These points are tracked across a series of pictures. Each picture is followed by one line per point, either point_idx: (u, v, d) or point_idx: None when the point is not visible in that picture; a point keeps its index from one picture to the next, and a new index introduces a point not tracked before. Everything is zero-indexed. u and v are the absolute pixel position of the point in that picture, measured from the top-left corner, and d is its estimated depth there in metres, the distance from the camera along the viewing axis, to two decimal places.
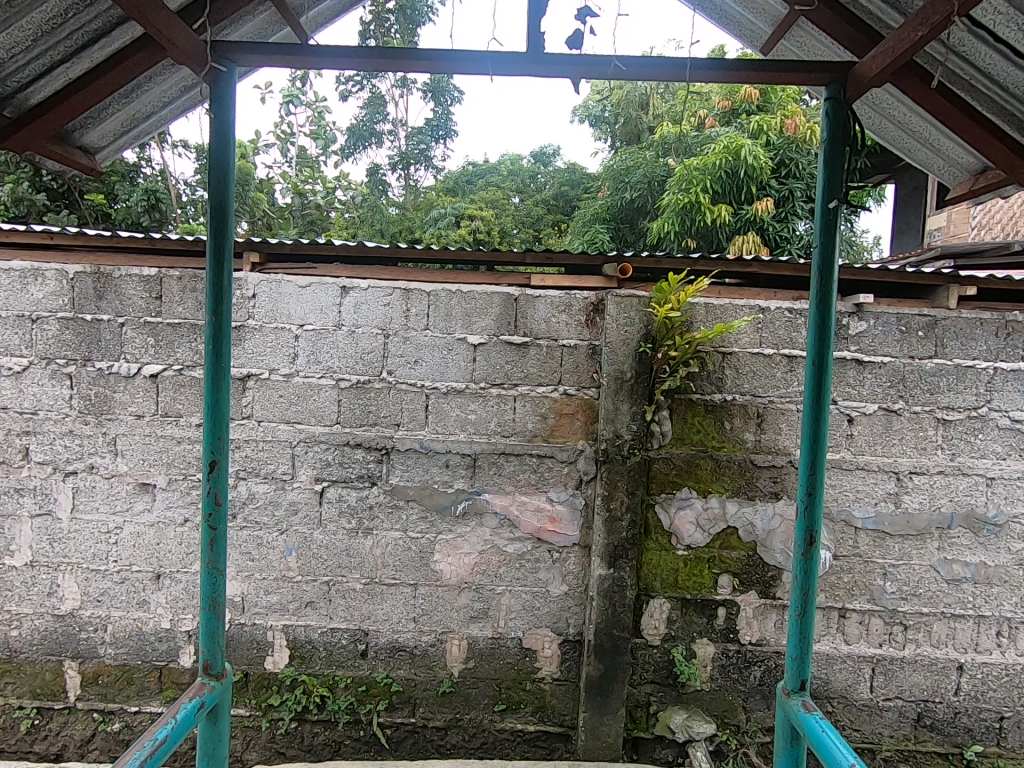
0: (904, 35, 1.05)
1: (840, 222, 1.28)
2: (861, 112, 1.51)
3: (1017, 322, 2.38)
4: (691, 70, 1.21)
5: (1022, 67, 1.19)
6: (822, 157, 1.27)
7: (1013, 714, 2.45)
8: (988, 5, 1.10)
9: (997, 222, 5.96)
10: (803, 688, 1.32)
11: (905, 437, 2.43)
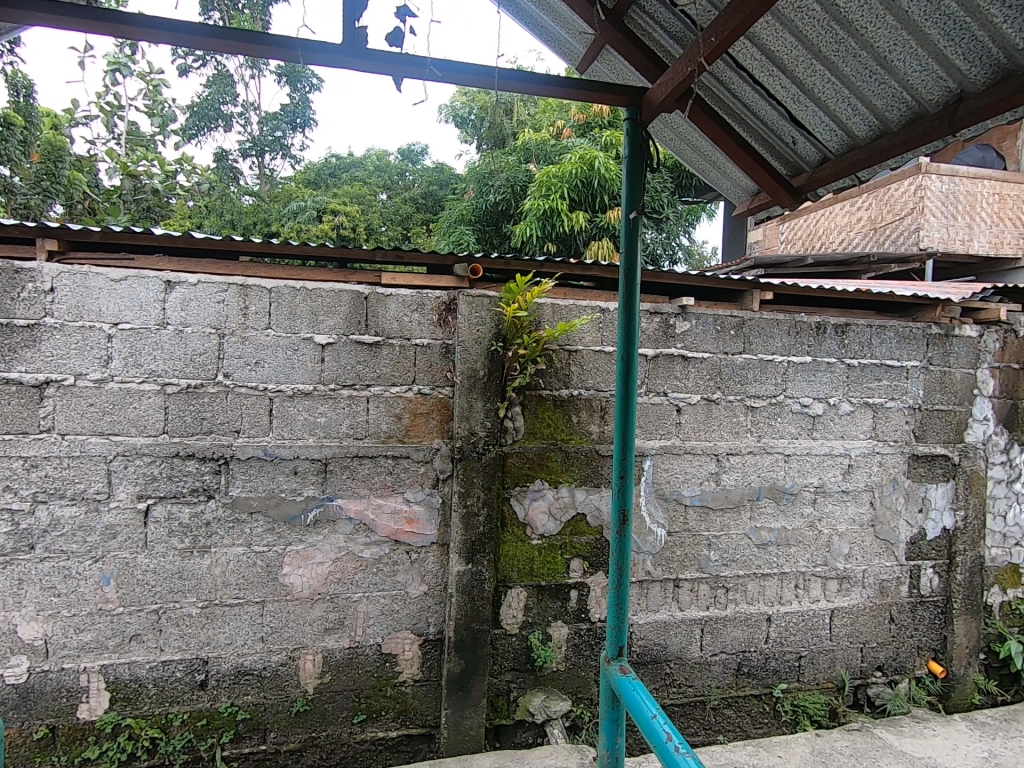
0: (678, 70, 1.19)
1: (641, 231, 1.42)
2: (662, 130, 1.72)
3: (802, 322, 2.83)
4: (498, 79, 1.26)
5: (775, 105, 1.42)
6: (626, 171, 1.39)
7: (808, 653, 2.91)
8: (747, 51, 1.31)
9: (799, 238, 7.13)
10: (621, 654, 1.45)
11: (722, 423, 2.77)
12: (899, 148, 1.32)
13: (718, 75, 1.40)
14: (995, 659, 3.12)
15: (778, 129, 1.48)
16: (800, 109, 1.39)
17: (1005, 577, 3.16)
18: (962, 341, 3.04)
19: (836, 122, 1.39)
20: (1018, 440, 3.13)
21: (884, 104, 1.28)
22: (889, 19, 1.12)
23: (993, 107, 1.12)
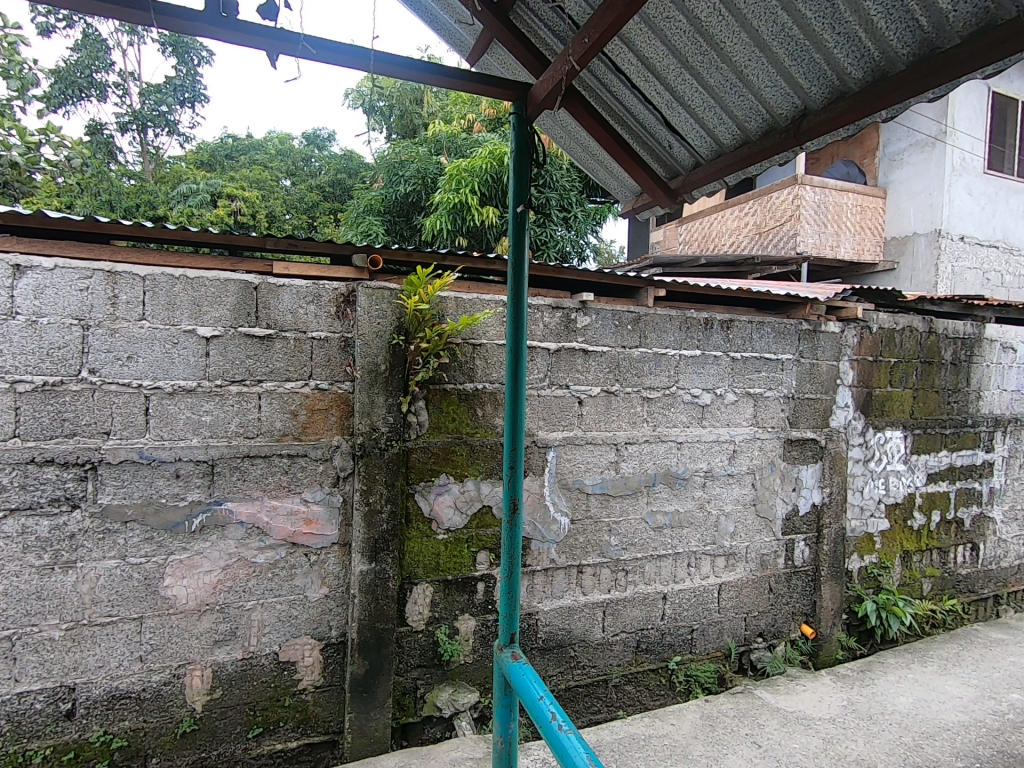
0: (558, 68, 1.21)
1: (528, 224, 1.44)
2: (550, 127, 1.74)
3: (693, 318, 3.03)
4: (375, 62, 1.23)
5: (652, 111, 1.50)
6: (513, 166, 1.40)
7: (699, 626, 3.13)
8: (624, 56, 1.37)
9: (695, 239, 7.59)
10: (513, 641, 1.47)
11: (621, 413, 2.90)
12: (758, 156, 1.44)
13: (600, 76, 1.45)
14: (854, 618, 3.53)
15: (654, 134, 1.57)
16: (674, 115, 1.48)
17: (862, 545, 3.57)
18: (828, 336, 3.38)
19: (705, 130, 1.48)
20: (872, 424, 3.54)
21: (744, 115, 1.39)
22: (746, 36, 1.21)
23: (832, 121, 1.25)
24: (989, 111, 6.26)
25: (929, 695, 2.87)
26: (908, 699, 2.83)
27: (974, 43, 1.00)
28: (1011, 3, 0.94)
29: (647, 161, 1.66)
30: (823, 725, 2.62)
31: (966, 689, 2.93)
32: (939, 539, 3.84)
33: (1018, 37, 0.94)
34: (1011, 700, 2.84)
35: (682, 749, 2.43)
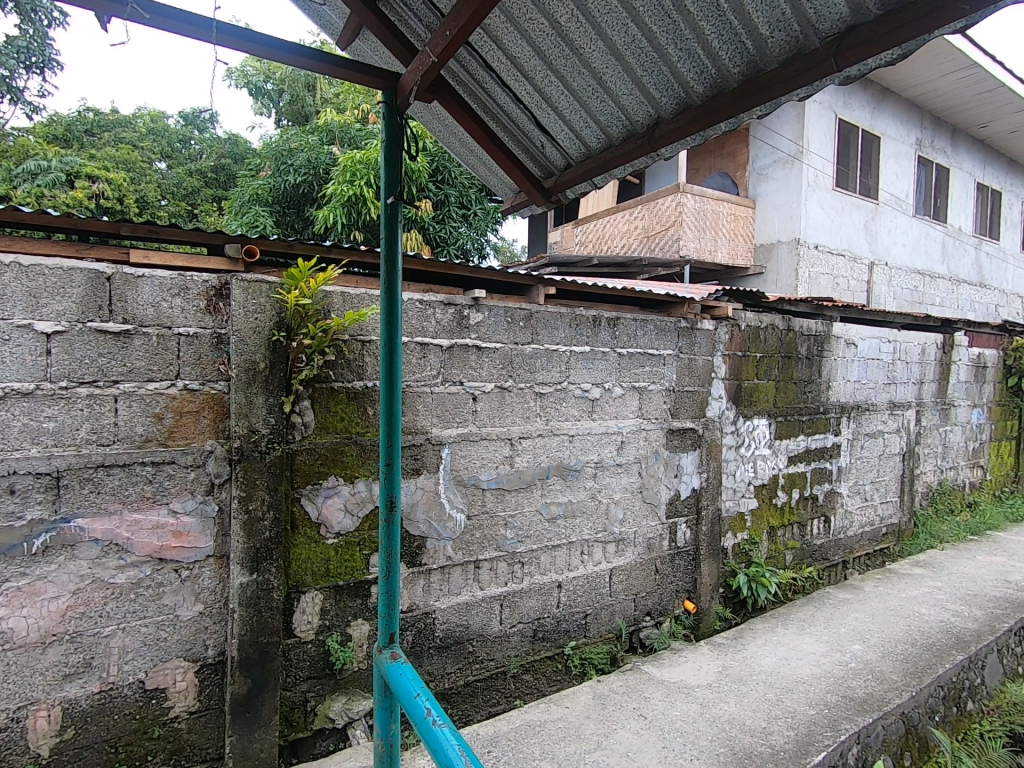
0: (422, 60, 1.20)
1: (400, 217, 1.41)
2: (426, 117, 1.74)
3: (582, 315, 3.15)
4: (219, 33, 1.14)
5: (523, 110, 1.55)
6: (384, 156, 1.38)
7: (592, 611, 3.27)
8: (493, 55, 1.39)
9: (590, 240, 7.93)
10: (392, 641, 1.44)
11: (514, 409, 2.95)
12: (620, 159, 1.54)
13: (471, 72, 1.47)
14: (729, 590, 3.86)
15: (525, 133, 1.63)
16: (544, 117, 1.54)
17: (735, 523, 3.92)
18: (703, 334, 3.67)
19: (573, 132, 1.56)
20: (742, 413, 3.90)
21: (606, 120, 1.47)
22: (601, 47, 1.27)
23: (680, 131, 1.36)
24: (836, 135, 7.09)
25: (789, 654, 3.22)
26: (772, 660, 3.15)
27: (789, 67, 1.12)
28: (816, 35, 1.07)
29: (523, 159, 1.72)
30: (701, 691, 2.84)
31: (818, 645, 3.31)
32: (799, 513, 4.31)
33: (819, 67, 1.08)
34: (854, 650, 3.25)
35: (574, 729, 2.53)
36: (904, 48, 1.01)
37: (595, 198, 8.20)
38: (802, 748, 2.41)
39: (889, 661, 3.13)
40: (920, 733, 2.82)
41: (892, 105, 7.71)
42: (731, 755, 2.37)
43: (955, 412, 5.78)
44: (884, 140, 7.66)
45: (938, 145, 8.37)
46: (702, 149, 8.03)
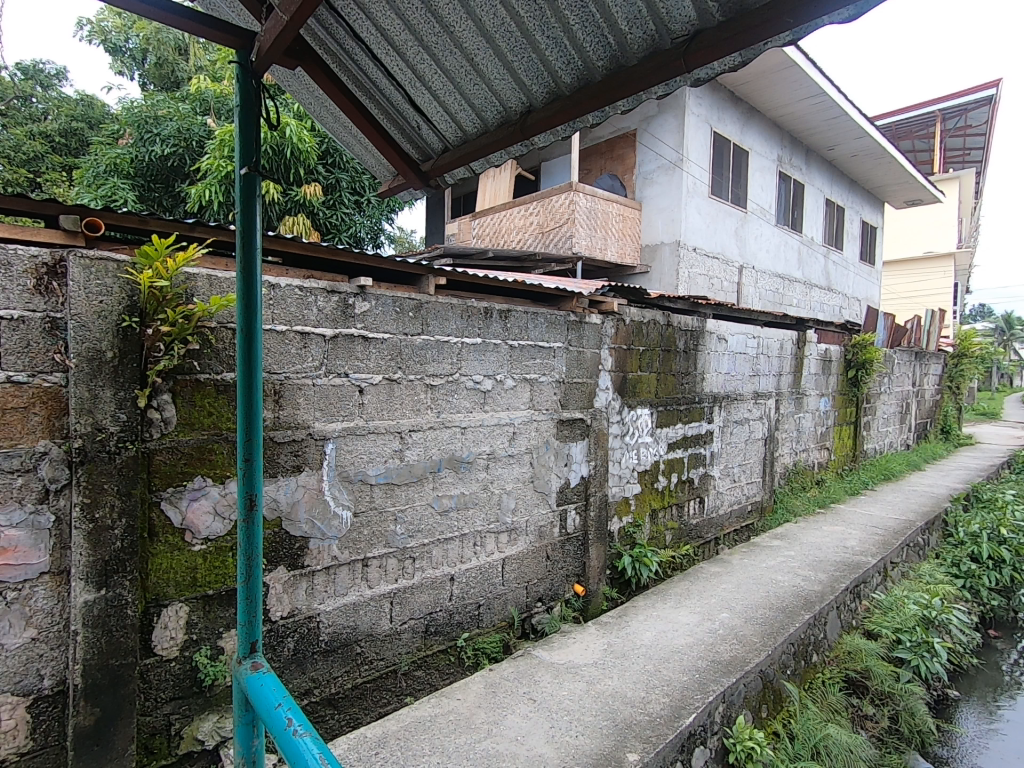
0: (277, 20, 1.12)
1: (259, 192, 1.30)
2: (292, 82, 1.64)
3: (473, 307, 3.14)
4: None
5: (396, 87, 1.52)
6: (238, 123, 1.26)
7: (485, 601, 3.29)
8: (362, 24, 1.33)
9: (487, 233, 7.98)
10: (254, 650, 1.33)
11: (404, 401, 2.88)
12: (494, 146, 1.57)
13: (339, 39, 1.40)
14: (615, 571, 4.08)
15: (399, 111, 1.61)
16: (418, 95, 1.52)
17: (620, 507, 4.13)
18: (591, 327, 3.82)
19: (449, 114, 1.56)
20: (627, 403, 4.11)
21: (481, 104, 1.48)
22: (471, 28, 1.27)
23: (549, 121, 1.40)
24: (711, 146, 7.68)
25: (666, 626, 3.46)
26: (651, 633, 3.37)
27: (646, 66, 1.18)
28: (668, 35, 1.12)
29: (399, 139, 1.71)
30: (587, 670, 2.96)
31: (692, 616, 3.59)
32: (677, 495, 4.64)
33: (671, 66, 1.14)
34: (722, 618, 3.56)
35: (465, 720, 2.53)
36: (742, 55, 1.10)
37: (492, 192, 8.24)
38: (675, 712, 2.60)
39: (750, 624, 3.48)
40: (774, 687, 3.16)
41: (759, 123, 8.49)
42: (613, 727, 2.49)
43: (807, 400, 6.53)
44: (752, 154, 8.43)
45: (796, 162, 9.36)
46: (593, 151, 8.35)
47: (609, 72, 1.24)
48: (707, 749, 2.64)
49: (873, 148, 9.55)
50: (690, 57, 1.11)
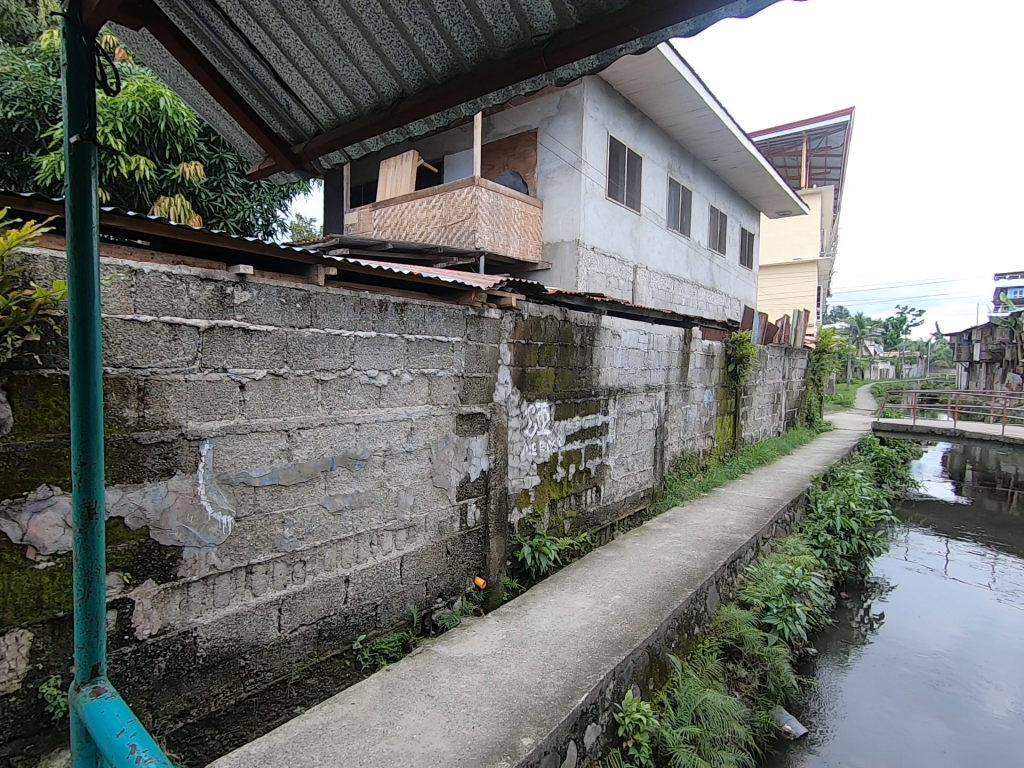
0: None
1: (94, 162, 1.16)
2: (134, 39, 1.51)
3: (366, 299, 3.04)
4: None
5: (258, 59, 1.48)
6: (65, 82, 1.12)
7: (383, 601, 3.21)
8: None
9: (388, 225, 7.80)
10: (96, 675, 1.21)
11: (291, 398, 2.73)
12: (369, 129, 1.58)
13: (194, 5, 1.33)
14: (515, 562, 4.16)
15: (265, 86, 1.57)
16: (284, 71, 1.48)
17: (520, 499, 4.21)
18: (490, 322, 3.84)
19: (319, 94, 1.54)
20: (526, 397, 4.19)
21: (352, 85, 1.47)
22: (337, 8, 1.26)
23: (421, 109, 1.43)
24: (608, 150, 8.00)
25: (563, 611, 3.58)
26: (549, 619, 3.47)
27: (511, 61, 1.22)
28: (531, 33, 1.16)
29: (269, 116, 1.67)
30: (485, 661, 2.99)
31: (587, 600, 3.75)
32: (574, 485, 4.81)
33: (534, 64, 1.19)
34: (614, 600, 3.75)
35: (359, 724, 2.46)
36: (598, 58, 1.20)
37: (393, 182, 8.04)
38: (568, 694, 2.70)
39: (639, 604, 3.70)
40: (660, 660, 3.38)
41: (652, 130, 8.98)
42: (509, 713, 2.55)
43: (693, 392, 7.03)
44: (645, 160, 8.90)
45: (684, 170, 10.01)
46: (496, 148, 8.41)
47: (478, 64, 1.27)
48: (599, 725, 2.78)
49: (749, 161, 10.45)
50: (549, 57, 1.16)
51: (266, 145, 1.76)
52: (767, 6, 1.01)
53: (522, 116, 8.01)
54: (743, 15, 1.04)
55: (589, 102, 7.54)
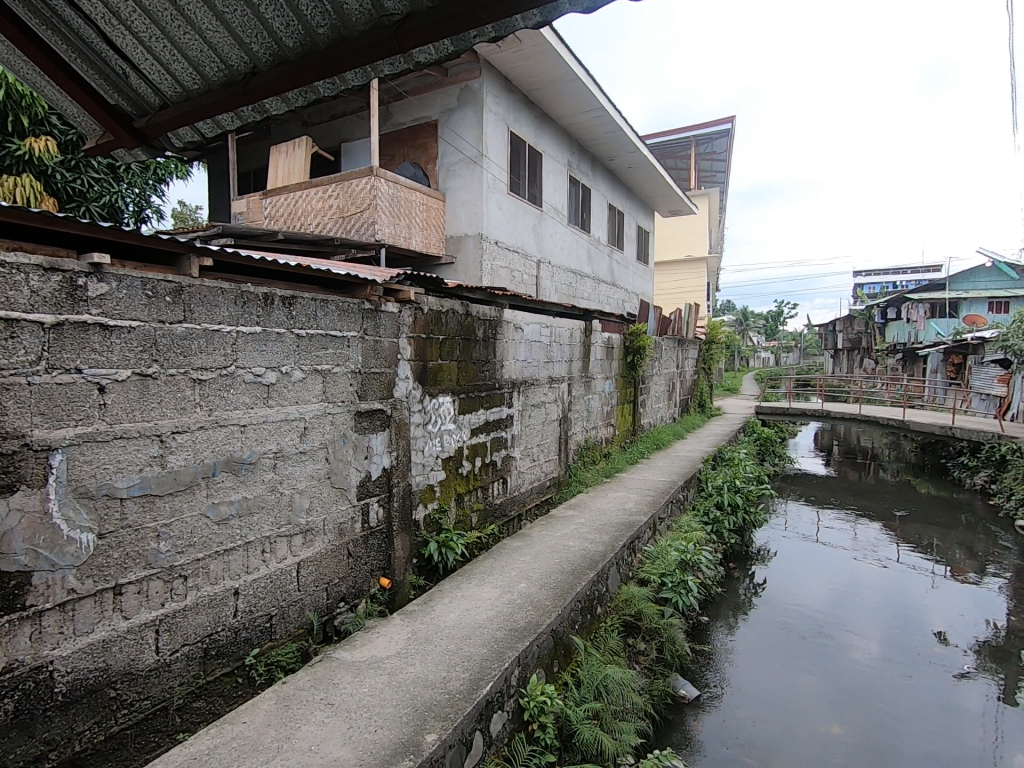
0: None
1: None
2: None
3: (248, 292, 2.85)
4: None
5: (86, 22, 1.44)
6: None
7: (278, 610, 3.04)
8: None
9: (281, 216, 7.37)
10: None
11: (163, 399, 2.50)
12: (221, 102, 1.60)
13: None
14: (422, 560, 4.11)
15: (97, 50, 1.53)
16: (115, 34, 1.47)
17: (425, 495, 4.16)
18: (387, 316, 3.74)
19: (161, 65, 1.53)
20: (427, 391, 4.14)
21: (198, 57, 1.48)
22: None
23: (275, 84, 1.48)
24: (509, 145, 8.08)
25: (469, 604, 3.60)
26: (455, 613, 3.47)
27: (363, 39, 1.30)
28: (383, 13, 1.25)
29: (105, 84, 1.63)
30: (389, 662, 2.93)
31: (494, 590, 3.79)
32: (481, 478, 4.83)
33: (386, 43, 1.29)
34: (520, 588, 3.82)
35: (252, 742, 2.32)
36: (452, 42, 1.37)
37: (284, 169, 7.60)
38: (473, 685, 2.71)
39: (544, 590, 3.79)
40: (565, 643, 3.49)
41: (551, 128, 9.18)
42: (413, 712, 2.51)
43: (595, 383, 7.32)
44: (545, 157, 9.08)
45: (583, 168, 10.34)
46: (395, 138, 8.21)
47: (332, 41, 1.34)
48: (504, 712, 2.82)
49: (642, 161, 11.01)
50: (400, 38, 1.26)
51: (101, 112, 1.71)
52: (604, 5, 1.19)
53: (422, 107, 7.88)
54: (585, 11, 1.21)
55: (489, 97, 7.55)
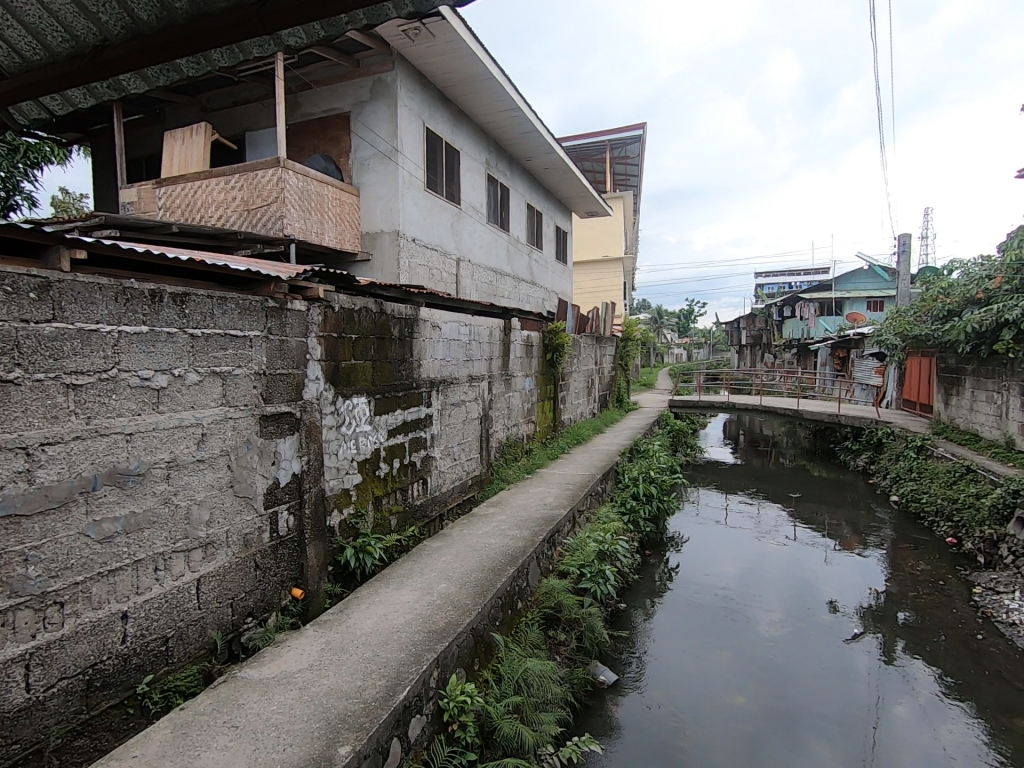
0: None
1: None
2: None
3: (132, 289, 2.62)
4: None
5: None
6: None
7: (175, 632, 2.83)
8: None
9: (178, 207, 6.85)
10: None
11: (29, 408, 2.24)
12: (68, 76, 1.47)
13: None
14: (338, 567, 3.97)
15: None
16: None
17: (340, 500, 4.02)
18: (294, 314, 3.57)
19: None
20: (340, 392, 4.00)
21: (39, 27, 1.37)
22: None
23: (128, 59, 1.38)
24: (425, 141, 7.97)
25: (387, 608, 3.52)
26: (372, 619, 3.38)
27: (223, 17, 1.24)
28: None
29: None
30: (300, 676, 2.80)
31: (413, 593, 3.73)
32: (399, 480, 4.74)
33: (249, 22, 1.22)
34: (440, 589, 3.78)
35: None
36: (322, 27, 1.40)
37: (181, 157, 7.07)
38: (389, 691, 2.65)
39: (464, 589, 3.78)
40: (484, 640, 3.50)
41: (468, 126, 9.15)
42: (325, 725, 2.42)
43: (515, 381, 7.39)
44: (462, 155, 9.04)
45: (501, 168, 10.40)
46: (304, 129, 7.86)
47: (190, 17, 1.27)
48: (423, 716, 2.78)
49: (558, 163, 11.24)
50: (264, 18, 1.21)
51: None
52: None
53: (332, 99, 7.60)
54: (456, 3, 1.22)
55: (402, 91, 7.41)
